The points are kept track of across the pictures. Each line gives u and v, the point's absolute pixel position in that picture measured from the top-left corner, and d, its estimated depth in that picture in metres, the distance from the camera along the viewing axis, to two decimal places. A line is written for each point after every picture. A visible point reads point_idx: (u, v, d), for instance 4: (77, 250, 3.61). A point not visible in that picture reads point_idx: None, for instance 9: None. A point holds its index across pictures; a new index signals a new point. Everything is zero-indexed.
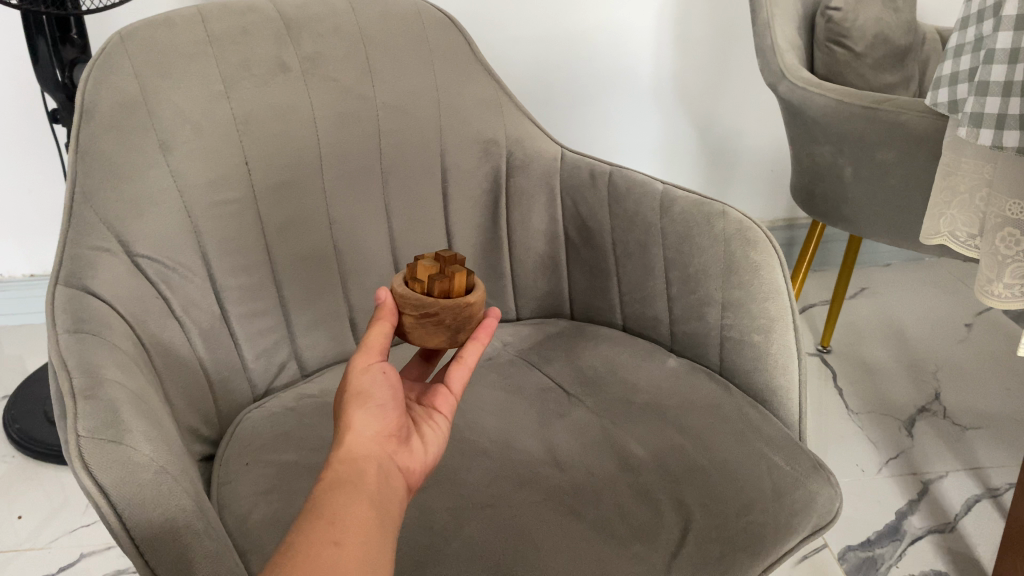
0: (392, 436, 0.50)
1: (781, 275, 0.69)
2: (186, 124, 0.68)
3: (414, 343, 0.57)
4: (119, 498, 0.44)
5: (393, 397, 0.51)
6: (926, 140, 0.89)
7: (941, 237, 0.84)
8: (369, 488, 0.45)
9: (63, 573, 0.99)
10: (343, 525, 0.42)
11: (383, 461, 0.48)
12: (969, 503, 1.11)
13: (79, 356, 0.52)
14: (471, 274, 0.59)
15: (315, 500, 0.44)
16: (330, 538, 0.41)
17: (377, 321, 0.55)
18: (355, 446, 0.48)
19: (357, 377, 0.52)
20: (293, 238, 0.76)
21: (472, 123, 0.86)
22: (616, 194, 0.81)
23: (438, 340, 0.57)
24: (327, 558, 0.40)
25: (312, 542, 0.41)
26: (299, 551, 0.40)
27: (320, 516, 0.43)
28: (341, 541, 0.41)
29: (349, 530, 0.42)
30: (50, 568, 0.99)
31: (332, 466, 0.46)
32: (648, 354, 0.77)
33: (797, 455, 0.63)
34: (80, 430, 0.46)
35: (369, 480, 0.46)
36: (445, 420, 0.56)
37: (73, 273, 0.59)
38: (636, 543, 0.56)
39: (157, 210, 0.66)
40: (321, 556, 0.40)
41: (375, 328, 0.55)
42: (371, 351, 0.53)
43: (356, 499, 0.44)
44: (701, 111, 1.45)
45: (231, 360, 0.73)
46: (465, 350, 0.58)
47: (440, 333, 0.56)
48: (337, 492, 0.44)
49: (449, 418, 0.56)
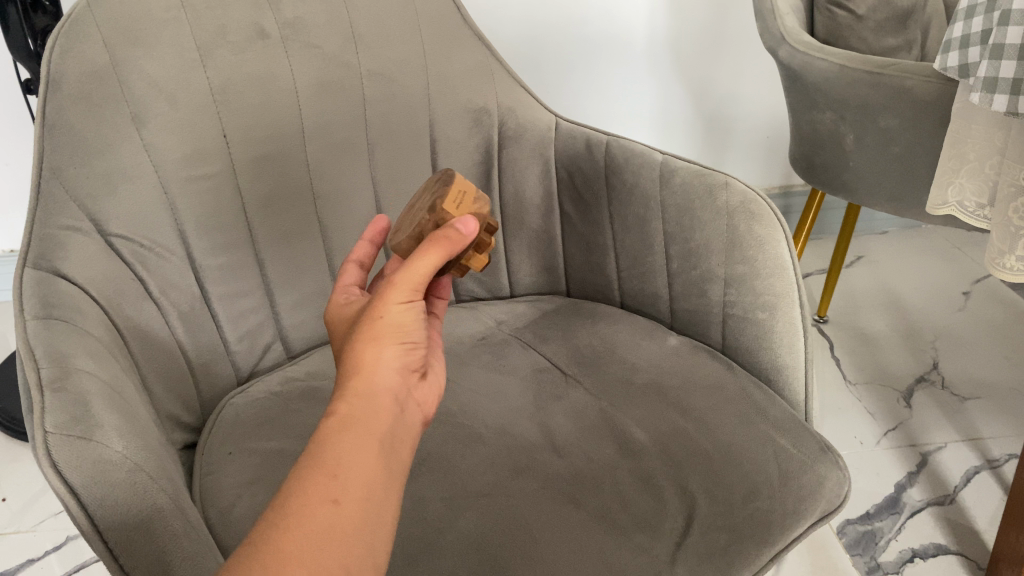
0: (414, 371, 0.47)
1: (787, 249, 0.66)
2: (158, 93, 0.64)
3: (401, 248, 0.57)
4: (89, 500, 0.41)
5: (425, 335, 0.48)
6: (932, 105, 0.85)
7: (950, 207, 0.81)
8: (382, 429, 0.43)
9: (58, 550, 0.97)
10: (346, 475, 0.39)
11: (401, 398, 0.45)
12: (969, 473, 1.09)
13: (49, 347, 0.49)
14: None
15: (323, 438, 0.41)
16: (330, 493, 0.38)
17: (435, 246, 0.48)
18: (377, 378, 0.44)
19: (399, 306, 0.47)
20: (275, 214, 0.73)
21: (461, 92, 0.82)
22: (613, 164, 0.77)
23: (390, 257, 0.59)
24: (323, 516, 0.37)
25: (308, 495, 0.38)
26: (294, 507, 0.37)
27: (323, 462, 0.39)
28: (342, 496, 0.38)
29: (353, 482, 0.39)
30: (46, 546, 0.97)
31: (347, 399, 0.43)
32: (647, 332, 0.74)
33: (804, 437, 0.61)
34: (47, 426, 0.43)
35: (385, 422, 0.43)
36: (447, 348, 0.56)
37: (42, 255, 0.56)
38: (637, 533, 0.53)
39: (131, 187, 0.63)
40: (314, 515, 0.37)
41: (428, 257, 0.48)
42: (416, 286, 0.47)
43: (367, 444, 0.41)
44: (696, 77, 1.41)
45: (213, 343, 0.70)
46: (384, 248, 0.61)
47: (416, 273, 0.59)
48: (346, 434, 0.41)
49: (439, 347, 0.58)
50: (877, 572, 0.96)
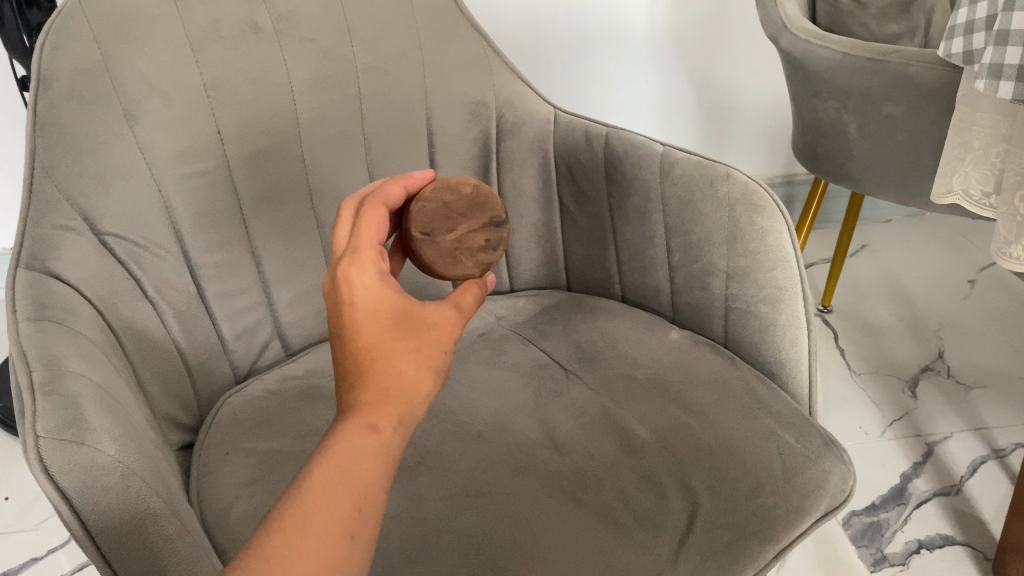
0: None
1: (789, 241, 0.65)
2: (151, 90, 0.64)
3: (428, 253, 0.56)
4: (82, 505, 0.41)
5: None
6: (936, 93, 0.84)
7: (954, 196, 0.80)
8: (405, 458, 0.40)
9: (66, 546, 0.97)
10: (370, 514, 0.37)
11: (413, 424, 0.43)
12: (975, 463, 1.08)
13: (42, 349, 0.48)
14: None
15: (360, 462, 0.38)
16: (348, 529, 0.36)
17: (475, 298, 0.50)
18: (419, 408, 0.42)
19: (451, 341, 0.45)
20: (272, 210, 0.72)
21: (459, 84, 0.81)
22: (613, 157, 0.76)
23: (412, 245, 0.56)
24: (346, 558, 0.35)
25: (326, 528, 0.36)
26: (309, 540, 0.35)
27: (352, 494, 0.37)
28: (361, 534, 0.37)
29: (373, 520, 0.37)
30: (54, 542, 0.97)
31: (393, 422, 0.40)
32: (648, 325, 0.73)
33: (807, 432, 0.60)
34: (39, 430, 0.42)
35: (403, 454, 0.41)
36: None
37: (35, 255, 0.55)
38: (640, 532, 0.53)
39: (125, 185, 0.62)
40: (337, 552, 0.35)
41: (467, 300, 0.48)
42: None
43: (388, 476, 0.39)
44: (697, 66, 1.40)
45: (210, 342, 0.70)
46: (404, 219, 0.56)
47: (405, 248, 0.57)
48: (376, 458, 0.38)
49: None
50: (883, 564, 0.95)
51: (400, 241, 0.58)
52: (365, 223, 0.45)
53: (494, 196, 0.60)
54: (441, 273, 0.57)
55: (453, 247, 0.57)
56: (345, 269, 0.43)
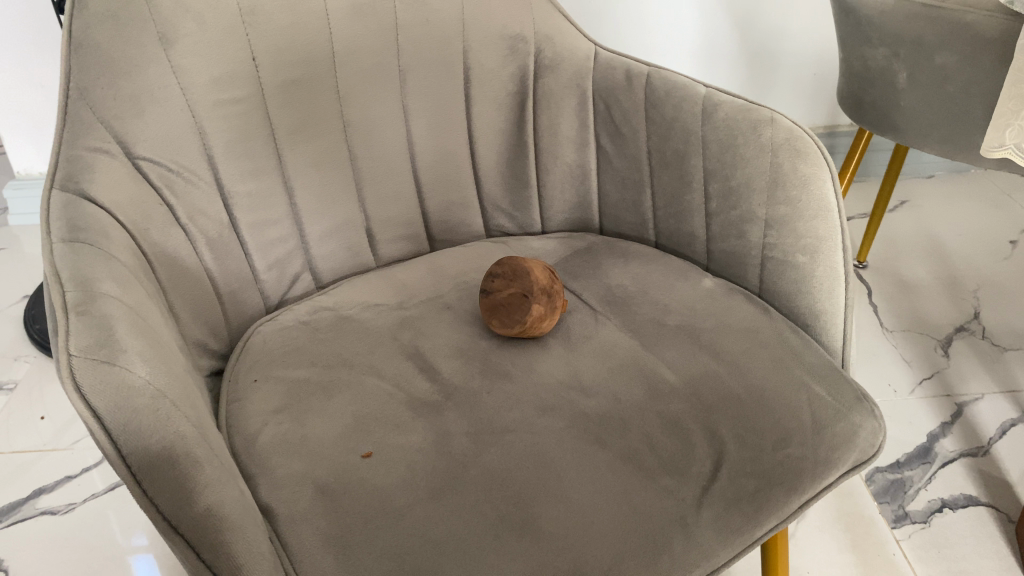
0: (511, 295, 0.64)
1: (832, 190, 0.64)
2: (185, 13, 0.62)
3: (518, 285, 0.64)
4: (114, 424, 0.41)
5: (509, 284, 0.64)
6: (993, 43, 0.80)
7: (1006, 150, 0.76)
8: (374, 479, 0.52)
9: (102, 464, 1.00)
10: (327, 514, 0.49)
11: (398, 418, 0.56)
12: (1004, 427, 1.06)
13: (75, 270, 0.48)
14: (523, 305, 0.63)
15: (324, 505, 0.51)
16: None
17: (512, 262, 0.65)
18: None
19: (511, 276, 0.65)
20: (305, 140, 0.71)
21: (497, 17, 0.77)
22: (653, 97, 0.74)
23: (537, 278, 0.64)
24: None
25: None
26: None
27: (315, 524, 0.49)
28: None
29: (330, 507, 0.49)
30: (87, 461, 1.00)
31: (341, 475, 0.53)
32: (681, 272, 0.72)
33: (841, 384, 0.59)
34: (72, 348, 0.42)
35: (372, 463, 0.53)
36: (529, 314, 0.63)
37: (69, 177, 0.56)
38: (665, 475, 0.52)
39: (159, 110, 0.62)
40: None
41: (503, 269, 0.65)
42: (501, 272, 0.65)
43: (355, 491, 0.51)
44: (744, 7, 1.35)
45: (241, 271, 0.70)
46: (533, 306, 0.63)
47: (518, 288, 0.64)
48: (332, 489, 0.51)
49: (523, 301, 0.63)
50: (905, 521, 0.94)
51: (510, 291, 0.64)
52: (515, 317, 0.63)
53: (521, 270, 0.64)
54: (514, 281, 0.64)
55: (514, 274, 0.65)
56: (520, 318, 0.63)
